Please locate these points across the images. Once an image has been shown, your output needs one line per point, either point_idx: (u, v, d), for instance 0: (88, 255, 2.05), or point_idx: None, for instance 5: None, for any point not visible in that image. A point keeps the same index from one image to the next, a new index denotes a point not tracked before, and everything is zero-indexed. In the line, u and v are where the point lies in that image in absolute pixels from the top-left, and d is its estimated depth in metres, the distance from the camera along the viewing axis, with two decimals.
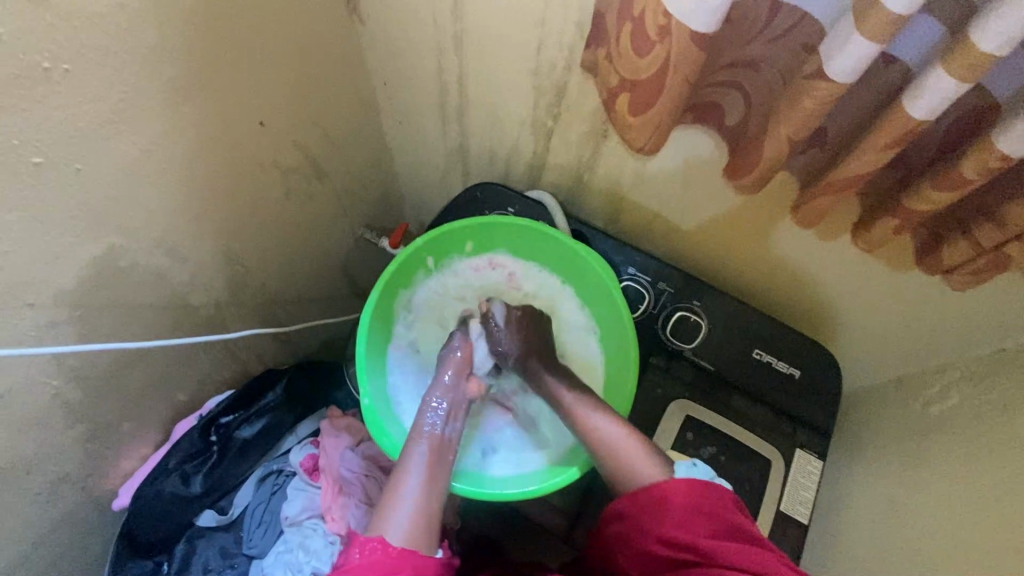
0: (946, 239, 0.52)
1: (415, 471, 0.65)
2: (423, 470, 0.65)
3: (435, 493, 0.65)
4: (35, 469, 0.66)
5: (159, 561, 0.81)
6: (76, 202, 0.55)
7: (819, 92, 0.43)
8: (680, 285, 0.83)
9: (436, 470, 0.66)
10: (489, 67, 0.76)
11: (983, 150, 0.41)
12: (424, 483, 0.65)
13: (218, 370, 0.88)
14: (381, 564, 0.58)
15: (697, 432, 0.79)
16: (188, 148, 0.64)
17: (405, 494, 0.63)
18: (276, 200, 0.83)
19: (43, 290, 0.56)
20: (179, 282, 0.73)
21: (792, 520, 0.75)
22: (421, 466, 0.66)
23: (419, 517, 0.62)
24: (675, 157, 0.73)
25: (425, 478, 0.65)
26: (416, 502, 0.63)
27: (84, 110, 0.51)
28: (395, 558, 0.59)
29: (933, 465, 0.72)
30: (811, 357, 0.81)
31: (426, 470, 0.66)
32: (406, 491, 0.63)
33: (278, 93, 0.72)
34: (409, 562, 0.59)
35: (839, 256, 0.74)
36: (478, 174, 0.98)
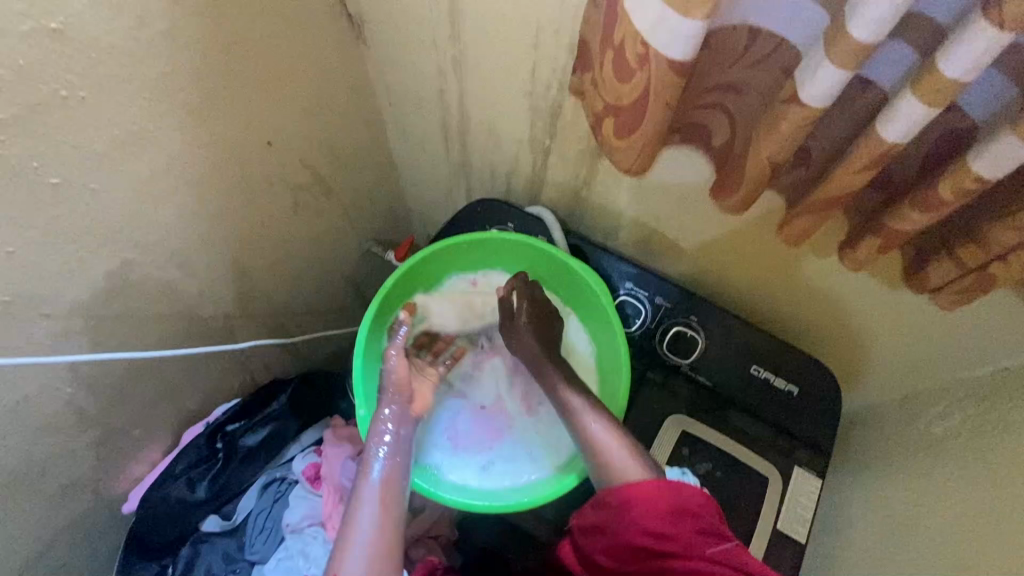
0: (931, 259, 0.52)
1: (368, 508, 0.62)
2: (376, 502, 0.62)
3: (391, 527, 0.62)
4: (48, 472, 0.69)
5: (165, 564, 0.84)
6: (91, 219, 0.58)
7: (796, 115, 0.44)
8: (677, 301, 0.84)
9: (389, 502, 0.63)
10: (487, 88, 0.78)
11: (959, 171, 0.42)
12: (376, 515, 0.62)
13: (226, 379, 0.91)
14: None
15: (693, 448, 0.79)
16: (199, 167, 0.67)
17: (357, 530, 0.60)
18: (284, 216, 0.86)
19: (59, 302, 0.59)
20: (189, 294, 0.76)
21: (790, 539, 0.74)
22: (372, 501, 0.62)
23: (373, 554, 0.59)
24: (670, 175, 0.74)
25: (377, 511, 0.62)
26: (370, 538, 0.60)
27: (100, 134, 0.54)
28: None
29: (933, 486, 0.70)
30: (809, 374, 0.81)
31: (380, 506, 0.62)
32: (359, 523, 0.61)
33: (285, 115, 0.75)
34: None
35: (836, 273, 0.74)
36: (481, 190, 1.00)
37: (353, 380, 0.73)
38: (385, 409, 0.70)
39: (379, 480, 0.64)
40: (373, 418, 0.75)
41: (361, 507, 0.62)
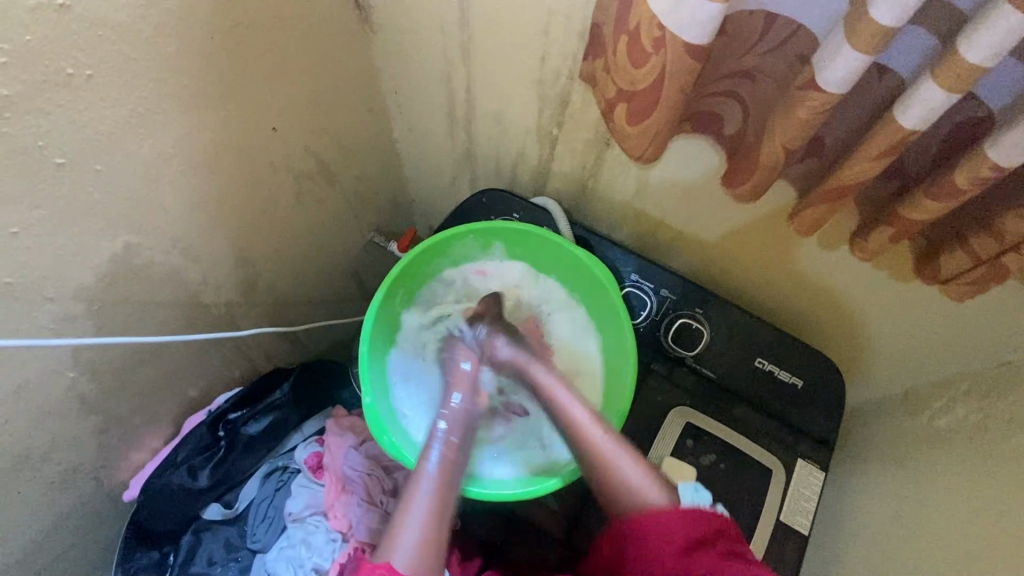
0: (944, 249, 0.52)
1: (422, 497, 0.65)
2: (432, 490, 0.66)
3: (442, 520, 0.65)
4: (50, 458, 0.69)
5: (165, 553, 0.84)
6: (96, 201, 0.57)
7: (813, 102, 0.44)
8: (682, 293, 0.84)
9: (444, 493, 0.66)
10: (495, 76, 0.77)
11: (975, 160, 0.42)
12: (430, 507, 0.65)
13: (228, 368, 0.90)
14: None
15: (697, 440, 0.78)
16: (204, 151, 0.66)
17: (411, 515, 0.64)
18: (287, 203, 0.85)
19: (62, 285, 0.59)
20: (192, 281, 0.75)
21: (793, 531, 0.74)
22: (428, 489, 0.66)
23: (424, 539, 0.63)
24: (678, 166, 0.74)
25: (431, 503, 0.65)
26: (420, 527, 0.63)
27: (106, 115, 0.53)
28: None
29: (937, 479, 0.71)
30: (814, 367, 0.81)
31: (433, 498, 0.66)
32: (415, 508, 0.65)
33: (291, 100, 0.75)
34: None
35: (842, 266, 0.74)
36: (486, 181, 0.99)
37: (359, 368, 0.72)
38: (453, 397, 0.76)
39: (436, 472, 0.68)
40: (379, 407, 0.74)
41: (417, 496, 0.66)
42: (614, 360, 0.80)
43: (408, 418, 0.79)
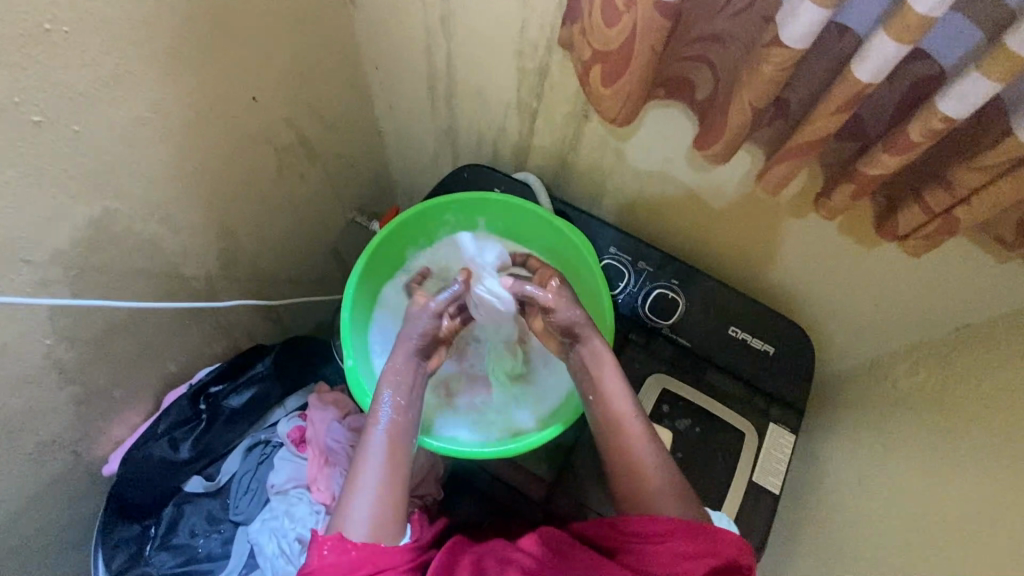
0: (902, 205, 0.55)
1: (373, 463, 0.65)
2: (383, 453, 0.66)
3: (395, 484, 0.65)
4: (28, 427, 0.68)
5: (146, 526, 0.84)
6: (73, 163, 0.57)
7: (776, 58, 0.46)
8: (659, 265, 0.86)
9: (395, 457, 0.66)
10: (475, 49, 0.79)
11: (927, 113, 0.45)
12: (383, 472, 0.65)
13: (210, 342, 0.90)
14: (341, 564, 0.59)
15: (673, 405, 0.81)
16: (183, 118, 0.66)
17: (363, 480, 0.64)
18: (268, 176, 0.85)
19: (39, 247, 0.58)
20: (172, 251, 0.75)
21: (765, 491, 0.77)
22: (378, 455, 0.66)
23: (378, 504, 0.63)
24: (654, 137, 0.76)
25: (384, 469, 0.65)
26: (374, 497, 0.63)
27: (83, 74, 0.53)
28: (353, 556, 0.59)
29: (902, 437, 0.74)
30: (784, 334, 0.84)
31: (386, 463, 0.65)
32: (365, 479, 0.64)
33: (271, 72, 0.75)
34: (370, 559, 0.60)
35: (810, 235, 0.77)
36: (467, 157, 1.00)
37: (341, 331, 0.74)
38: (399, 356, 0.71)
39: (386, 435, 0.67)
40: (361, 370, 0.75)
41: (367, 461, 0.65)
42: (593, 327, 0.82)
43: None
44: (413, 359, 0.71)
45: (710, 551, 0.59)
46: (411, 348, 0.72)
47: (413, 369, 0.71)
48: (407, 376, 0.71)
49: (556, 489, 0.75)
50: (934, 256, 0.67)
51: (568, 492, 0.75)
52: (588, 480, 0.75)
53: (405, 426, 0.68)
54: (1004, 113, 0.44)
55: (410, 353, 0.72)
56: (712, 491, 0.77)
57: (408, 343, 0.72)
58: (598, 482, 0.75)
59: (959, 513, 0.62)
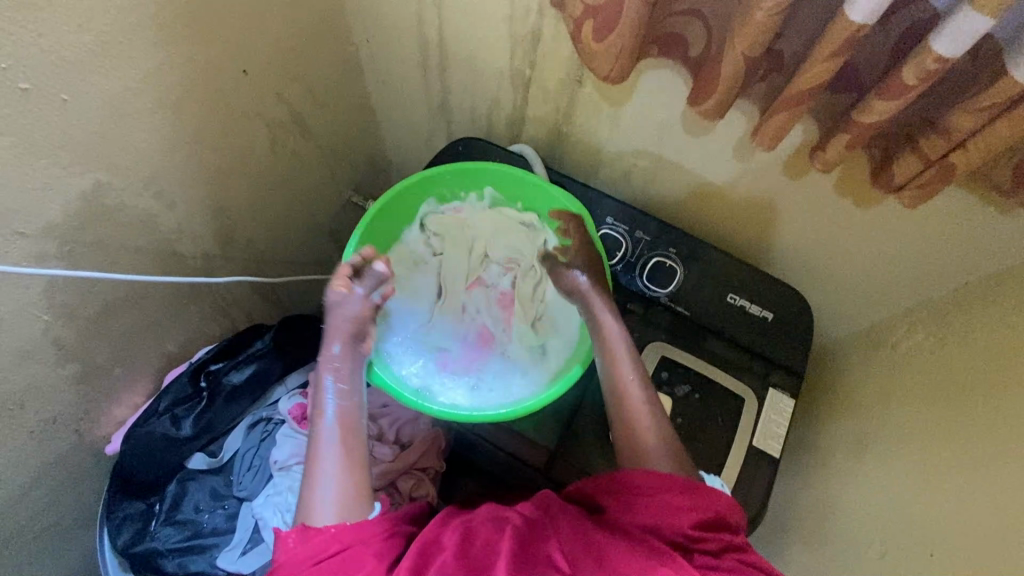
0: (897, 156, 0.56)
1: (328, 451, 0.65)
2: (332, 448, 0.65)
3: (353, 466, 0.65)
4: (29, 404, 0.68)
5: (151, 503, 0.85)
6: (64, 134, 0.57)
7: (767, 3, 0.46)
8: (657, 233, 0.85)
9: (349, 440, 0.66)
10: (466, 17, 0.78)
11: (922, 53, 0.44)
12: (338, 457, 0.65)
13: (209, 322, 0.90)
14: (305, 552, 0.59)
15: (672, 371, 0.80)
16: (173, 89, 0.65)
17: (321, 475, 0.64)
18: (263, 152, 0.85)
19: (32, 219, 0.58)
20: (167, 227, 0.75)
21: (766, 455, 0.77)
22: (330, 449, 0.65)
23: (342, 493, 0.63)
24: (648, 101, 0.75)
25: (338, 453, 0.65)
26: (335, 483, 0.63)
27: (72, 42, 0.53)
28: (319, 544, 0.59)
29: (902, 397, 0.74)
30: (783, 300, 0.83)
31: (340, 447, 0.65)
32: (324, 474, 0.64)
33: (260, 42, 0.74)
34: (336, 539, 0.60)
35: (806, 197, 0.76)
36: (462, 132, 1.00)
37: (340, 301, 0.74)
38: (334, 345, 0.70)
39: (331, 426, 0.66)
40: None
41: (321, 450, 0.65)
42: None
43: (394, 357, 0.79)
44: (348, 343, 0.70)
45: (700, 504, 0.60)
46: (342, 334, 0.70)
47: (352, 359, 0.70)
48: (344, 362, 0.70)
49: (556, 458, 0.75)
50: (932, 211, 0.67)
51: (569, 459, 0.75)
52: (588, 445, 0.75)
53: (355, 409, 0.68)
54: (998, 51, 0.44)
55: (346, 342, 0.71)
56: (712, 456, 0.77)
57: (337, 330, 0.70)
58: (599, 447, 0.75)
59: (959, 467, 0.62)
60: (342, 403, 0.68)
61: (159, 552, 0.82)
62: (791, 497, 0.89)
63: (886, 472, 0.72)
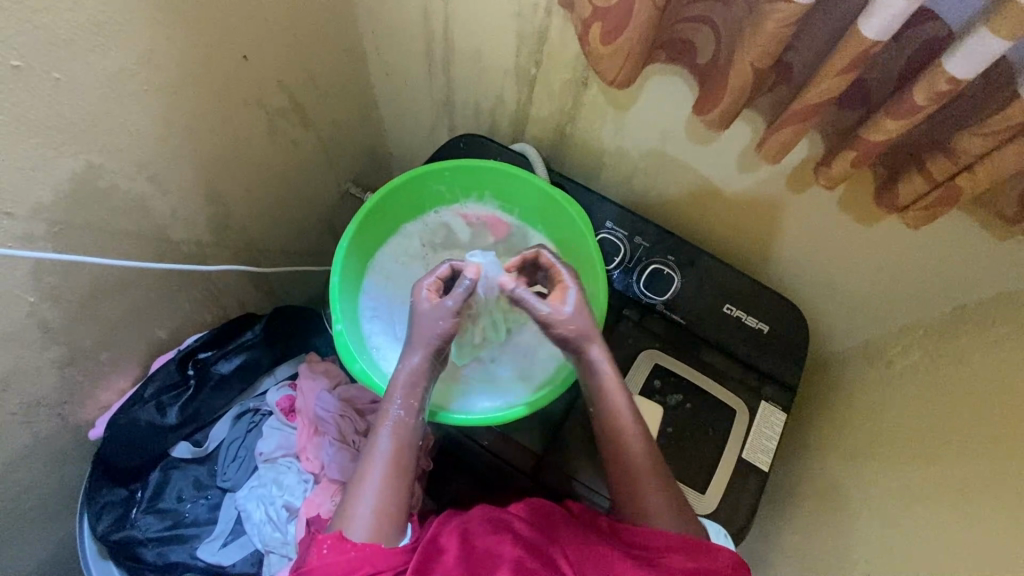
0: (903, 174, 0.55)
1: (379, 466, 0.62)
2: (388, 463, 0.63)
3: (402, 486, 0.63)
4: (12, 385, 0.67)
5: (133, 490, 0.84)
6: (56, 114, 0.55)
7: (780, 14, 0.45)
8: (655, 240, 0.84)
9: (403, 458, 0.64)
10: (473, 13, 0.77)
11: (933, 74, 0.44)
12: (388, 476, 0.62)
13: (198, 309, 0.89)
14: (339, 564, 0.58)
15: (665, 380, 0.80)
16: (168, 73, 0.64)
17: (368, 486, 0.62)
18: (261, 141, 0.84)
19: (21, 200, 0.57)
20: (160, 213, 0.74)
21: (755, 468, 0.76)
22: (383, 462, 0.63)
23: (383, 509, 0.61)
24: (654, 106, 0.74)
25: (389, 472, 0.62)
26: (377, 498, 0.61)
27: (67, 20, 0.51)
28: (351, 558, 0.58)
29: (896, 418, 0.73)
30: (779, 313, 0.82)
31: (393, 463, 0.63)
32: (370, 485, 0.62)
33: (261, 27, 0.72)
34: (369, 561, 0.58)
35: (809, 210, 0.75)
36: (464, 128, 0.99)
37: (330, 295, 0.73)
38: (413, 358, 0.66)
39: (392, 436, 0.64)
40: (349, 335, 0.73)
41: (374, 463, 0.63)
42: None
43: (379, 351, 0.78)
44: (429, 357, 0.66)
45: (707, 566, 0.59)
46: (425, 343, 0.66)
47: (424, 371, 0.66)
48: (421, 374, 0.66)
49: (544, 462, 0.74)
50: (937, 231, 0.66)
51: (558, 464, 0.74)
52: (577, 452, 0.75)
53: (414, 423, 0.65)
54: (1010, 75, 0.44)
55: (426, 353, 0.66)
56: (701, 466, 0.76)
57: (426, 340, 0.66)
58: (588, 451, 0.75)
59: (950, 492, 0.62)
60: (402, 414, 0.65)
61: (138, 540, 0.80)
62: (779, 511, 0.89)
63: (877, 491, 0.72)
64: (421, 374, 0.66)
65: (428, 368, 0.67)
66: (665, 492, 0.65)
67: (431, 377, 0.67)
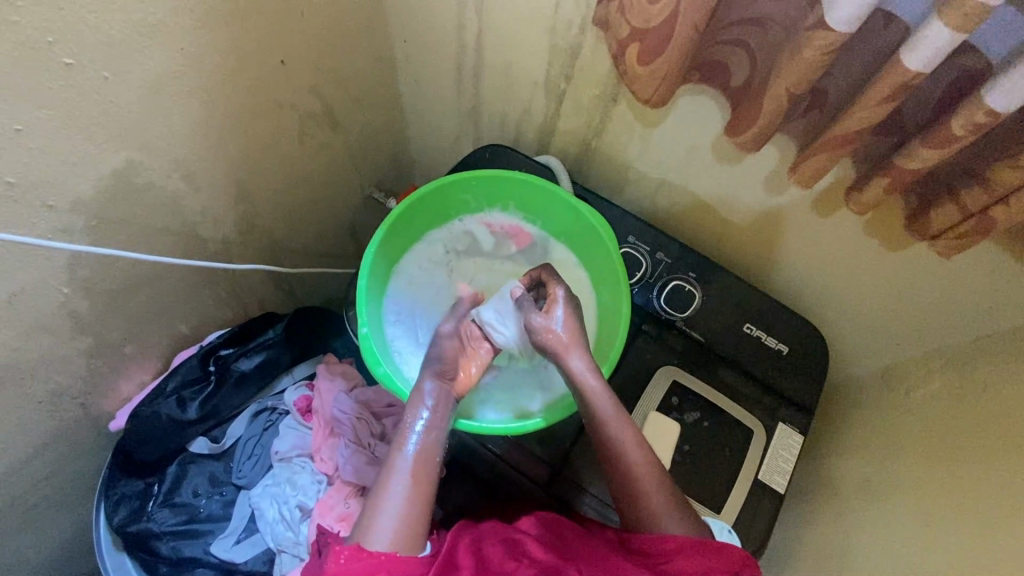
0: (935, 203, 0.55)
1: (399, 479, 0.62)
2: (407, 477, 0.62)
3: (423, 499, 0.62)
4: (40, 375, 0.68)
5: (149, 483, 0.84)
6: (101, 111, 0.57)
7: (821, 41, 0.46)
8: (677, 257, 0.85)
9: (424, 474, 0.63)
10: (506, 26, 0.78)
11: (973, 105, 0.44)
12: (408, 489, 0.61)
13: (222, 306, 0.90)
14: (356, 570, 0.54)
15: (682, 397, 0.80)
16: (209, 75, 0.65)
17: (387, 497, 0.61)
18: (292, 143, 0.85)
19: (63, 194, 0.58)
20: (191, 210, 0.75)
21: (770, 490, 0.76)
22: (404, 476, 0.62)
23: (402, 522, 0.59)
24: (683, 123, 0.75)
25: (408, 486, 0.62)
26: (397, 510, 0.60)
27: (119, 21, 0.53)
28: (369, 564, 0.55)
29: (915, 445, 0.73)
30: (799, 335, 0.82)
31: (412, 477, 0.62)
32: (391, 497, 0.61)
33: (299, 32, 0.74)
34: (388, 567, 0.56)
35: (835, 233, 0.75)
36: (490, 139, 1.00)
37: (357, 299, 0.73)
38: (426, 381, 0.69)
39: (412, 452, 0.64)
40: (373, 339, 0.74)
41: (394, 475, 0.63)
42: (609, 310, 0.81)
43: (400, 356, 0.79)
44: (438, 378, 0.70)
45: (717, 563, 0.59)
46: (439, 364, 0.70)
47: (440, 392, 0.69)
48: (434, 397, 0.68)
49: (559, 474, 0.75)
50: (965, 258, 0.66)
51: (572, 475, 0.75)
52: (591, 465, 0.75)
53: (433, 441, 0.66)
54: None
55: (438, 376, 0.70)
56: (715, 486, 0.76)
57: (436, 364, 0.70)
58: (604, 465, 0.75)
59: (969, 524, 0.61)
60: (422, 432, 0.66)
61: (153, 533, 0.81)
62: (793, 536, 0.88)
63: (893, 519, 0.71)
64: (438, 397, 0.68)
65: (443, 390, 0.69)
66: (688, 519, 0.64)
67: (448, 400, 0.69)
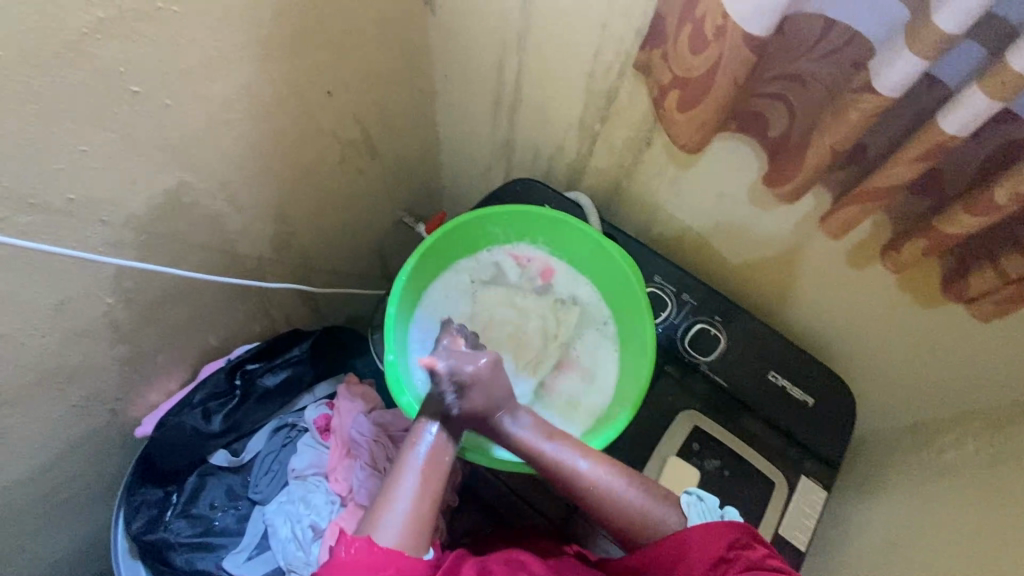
0: (973, 265, 0.55)
1: (410, 475, 0.63)
2: (418, 473, 0.63)
3: (431, 495, 0.63)
4: (78, 379, 0.71)
5: (169, 492, 0.86)
6: (160, 136, 0.60)
7: (865, 104, 0.46)
8: (703, 300, 0.84)
9: (434, 472, 0.64)
10: (546, 68, 0.80)
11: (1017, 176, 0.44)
12: (418, 486, 0.62)
13: (252, 320, 0.93)
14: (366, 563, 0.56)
15: (703, 444, 0.78)
16: (260, 104, 0.68)
17: (397, 493, 0.62)
18: (331, 168, 0.88)
19: (117, 211, 0.61)
20: (232, 229, 0.78)
21: (790, 546, 0.74)
22: (416, 471, 0.63)
23: (410, 517, 0.60)
24: (716, 168, 0.76)
25: (419, 483, 0.62)
26: (407, 506, 0.61)
27: (184, 54, 0.56)
28: (380, 557, 0.57)
29: (944, 511, 0.70)
30: (825, 386, 0.81)
31: (422, 474, 0.63)
32: (402, 492, 0.62)
33: (347, 66, 0.77)
34: (394, 562, 0.57)
35: (866, 285, 0.74)
36: (521, 171, 1.02)
37: (385, 327, 0.75)
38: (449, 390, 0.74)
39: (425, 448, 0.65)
40: (399, 366, 0.75)
41: (405, 474, 0.63)
42: (631, 350, 0.81)
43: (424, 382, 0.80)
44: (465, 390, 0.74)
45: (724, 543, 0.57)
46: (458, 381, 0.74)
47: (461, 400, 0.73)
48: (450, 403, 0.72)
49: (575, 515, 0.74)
50: (1004, 322, 0.64)
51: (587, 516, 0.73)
52: None
53: (445, 440, 0.66)
54: None
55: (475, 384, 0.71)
56: None
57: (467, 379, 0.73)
58: None
59: None
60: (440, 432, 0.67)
61: (169, 544, 0.82)
62: None
63: None
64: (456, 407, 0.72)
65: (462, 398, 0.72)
66: None
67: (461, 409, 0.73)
